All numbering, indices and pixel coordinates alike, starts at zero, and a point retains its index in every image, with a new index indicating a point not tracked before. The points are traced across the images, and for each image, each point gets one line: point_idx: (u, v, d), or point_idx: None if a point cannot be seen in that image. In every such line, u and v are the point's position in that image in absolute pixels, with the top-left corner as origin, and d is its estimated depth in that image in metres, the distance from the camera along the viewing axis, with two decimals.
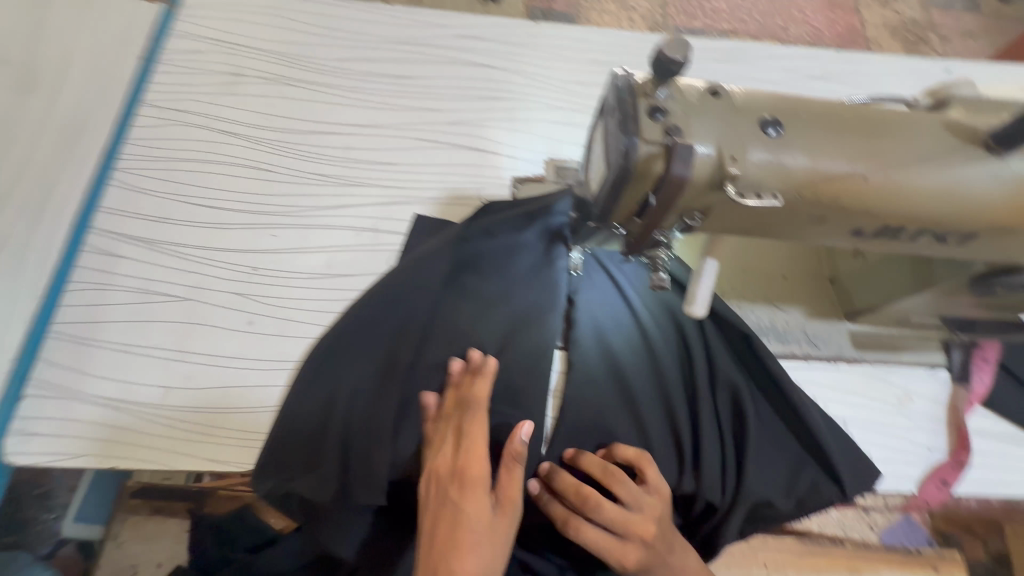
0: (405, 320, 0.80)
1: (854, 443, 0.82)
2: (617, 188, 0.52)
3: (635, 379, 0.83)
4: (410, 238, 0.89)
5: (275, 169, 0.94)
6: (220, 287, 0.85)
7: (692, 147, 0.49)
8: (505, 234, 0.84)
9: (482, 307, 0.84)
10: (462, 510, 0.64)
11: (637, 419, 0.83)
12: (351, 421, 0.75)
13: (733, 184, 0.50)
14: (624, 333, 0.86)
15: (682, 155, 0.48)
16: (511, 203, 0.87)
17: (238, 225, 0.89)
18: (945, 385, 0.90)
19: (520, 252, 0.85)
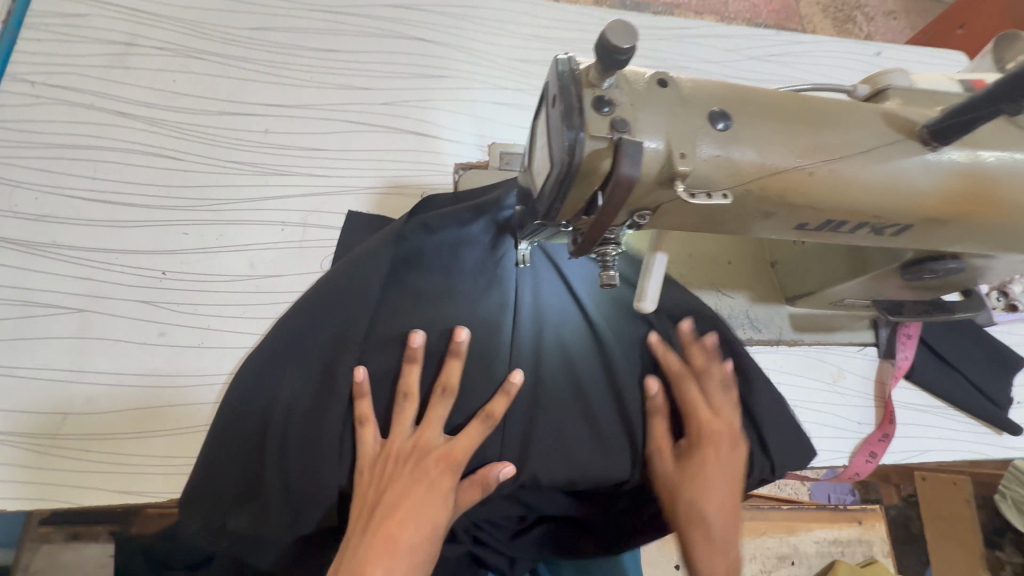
0: (346, 319, 0.73)
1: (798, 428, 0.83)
2: (561, 185, 0.49)
3: (586, 373, 0.82)
4: (343, 233, 0.82)
5: (182, 156, 0.82)
6: (123, 295, 0.74)
7: (640, 144, 0.44)
8: (449, 229, 0.80)
9: (430, 303, 0.79)
10: (434, 493, 0.65)
11: (589, 416, 0.80)
12: (289, 432, 0.68)
13: (682, 182, 0.47)
14: (572, 328, 0.84)
15: (630, 154, 0.44)
16: (452, 198, 0.84)
17: (139, 223, 0.78)
18: (874, 362, 0.95)
19: (466, 246, 0.82)
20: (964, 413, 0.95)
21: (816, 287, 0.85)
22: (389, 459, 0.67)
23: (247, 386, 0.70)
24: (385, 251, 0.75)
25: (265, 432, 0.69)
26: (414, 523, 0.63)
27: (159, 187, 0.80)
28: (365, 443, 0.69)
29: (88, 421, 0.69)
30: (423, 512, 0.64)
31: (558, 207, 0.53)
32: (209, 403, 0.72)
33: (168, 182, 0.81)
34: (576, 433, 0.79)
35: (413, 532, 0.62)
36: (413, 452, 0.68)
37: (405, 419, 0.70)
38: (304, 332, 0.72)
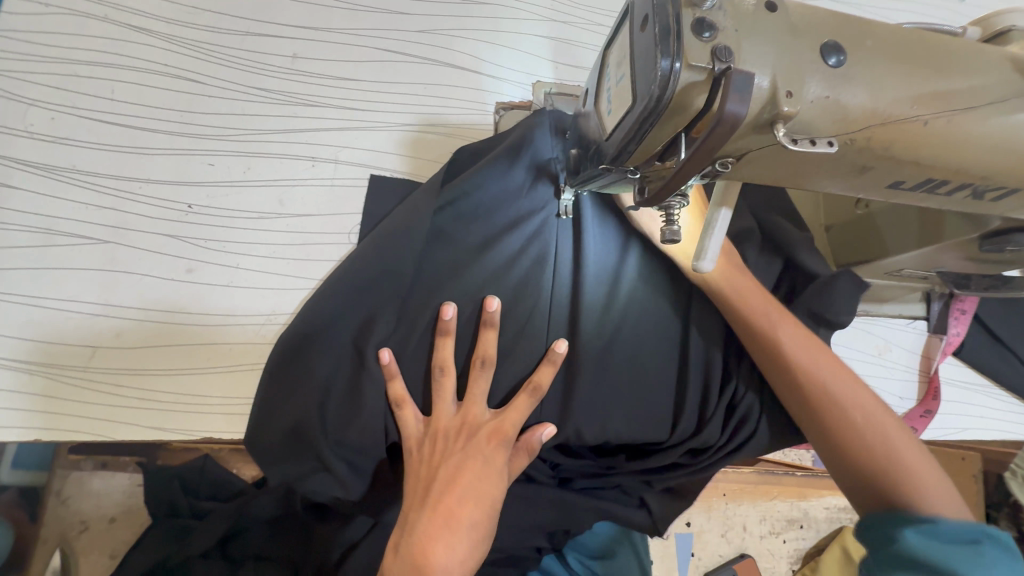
0: (383, 283, 0.70)
1: None
2: (642, 125, 0.44)
3: (630, 337, 0.83)
4: (379, 180, 0.78)
5: (204, 79, 0.76)
6: (147, 227, 0.70)
7: (751, 76, 0.38)
8: (487, 182, 0.76)
9: (463, 273, 0.77)
10: (485, 466, 0.71)
11: (627, 378, 0.83)
12: (329, 404, 0.70)
13: (783, 126, 0.42)
14: (609, 285, 0.83)
15: (738, 89, 0.38)
16: (489, 143, 0.79)
17: (161, 150, 0.73)
18: (921, 336, 0.91)
19: (499, 204, 0.78)
20: (1009, 392, 0.91)
21: (874, 254, 0.80)
22: (438, 437, 0.72)
23: (279, 361, 0.69)
24: (420, 216, 0.72)
25: (304, 409, 0.69)
26: (472, 491, 0.69)
27: (181, 112, 0.75)
28: (406, 423, 0.72)
29: (116, 355, 0.67)
30: (480, 487, 0.69)
31: (630, 151, 0.48)
32: (241, 344, 0.70)
33: (190, 107, 0.75)
34: (610, 397, 0.82)
35: (469, 506, 0.68)
36: (461, 431, 0.73)
37: (445, 395, 0.73)
38: (337, 305, 0.70)
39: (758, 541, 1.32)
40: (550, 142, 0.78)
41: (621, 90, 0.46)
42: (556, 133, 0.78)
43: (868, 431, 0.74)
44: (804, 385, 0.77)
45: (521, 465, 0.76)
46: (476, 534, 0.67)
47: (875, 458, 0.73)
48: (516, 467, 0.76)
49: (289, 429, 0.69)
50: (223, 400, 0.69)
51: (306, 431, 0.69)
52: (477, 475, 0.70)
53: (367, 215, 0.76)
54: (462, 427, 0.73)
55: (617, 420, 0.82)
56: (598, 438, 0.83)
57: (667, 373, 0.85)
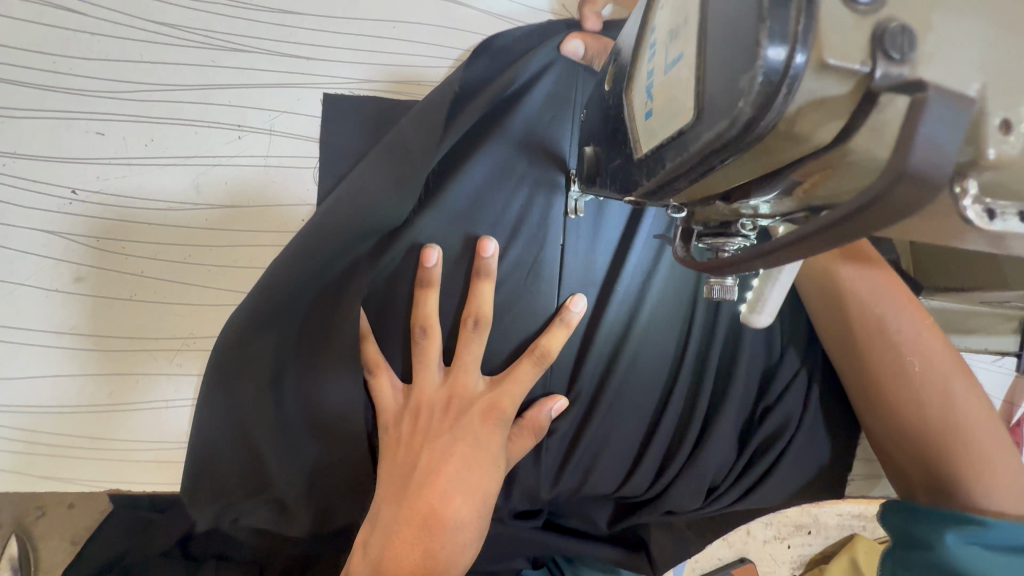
0: (348, 221, 0.50)
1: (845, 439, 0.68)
2: (707, 163, 0.25)
3: (626, 367, 0.61)
4: (332, 124, 0.58)
5: (84, 9, 0.55)
6: (18, 221, 0.53)
7: (967, 103, 0.18)
8: (494, 94, 0.56)
9: (461, 213, 0.56)
10: (482, 449, 0.52)
11: (615, 412, 0.62)
12: (285, 385, 0.53)
13: (977, 188, 0.22)
14: (640, 308, 0.61)
15: (939, 130, 0.17)
16: (492, 43, 0.59)
17: (29, 113, 0.54)
18: (1008, 376, 0.74)
19: (488, 153, 0.56)
20: None
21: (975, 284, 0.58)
22: (419, 411, 0.54)
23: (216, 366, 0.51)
24: (409, 133, 0.52)
25: (262, 420, 0.53)
26: (457, 485, 0.50)
27: (53, 57, 0.54)
28: (381, 396, 0.55)
29: None
30: (473, 475, 0.51)
31: (679, 188, 0.29)
32: (148, 375, 0.55)
33: (65, 50, 0.55)
34: (623, 432, 0.64)
35: (463, 505, 0.49)
36: (448, 407, 0.54)
37: (428, 361, 0.54)
38: (295, 288, 0.50)
39: (760, 547, 1.24)
40: (557, 85, 0.58)
41: (672, 87, 0.27)
42: (572, 67, 0.59)
43: (953, 418, 0.55)
44: (872, 349, 0.58)
45: (522, 449, 0.57)
46: (465, 534, 0.49)
47: (958, 453, 0.54)
48: (515, 452, 0.56)
49: (240, 445, 0.54)
50: (128, 445, 0.55)
51: (264, 445, 0.54)
52: (471, 461, 0.51)
53: (325, 150, 0.58)
54: (450, 400, 0.54)
55: (618, 460, 0.64)
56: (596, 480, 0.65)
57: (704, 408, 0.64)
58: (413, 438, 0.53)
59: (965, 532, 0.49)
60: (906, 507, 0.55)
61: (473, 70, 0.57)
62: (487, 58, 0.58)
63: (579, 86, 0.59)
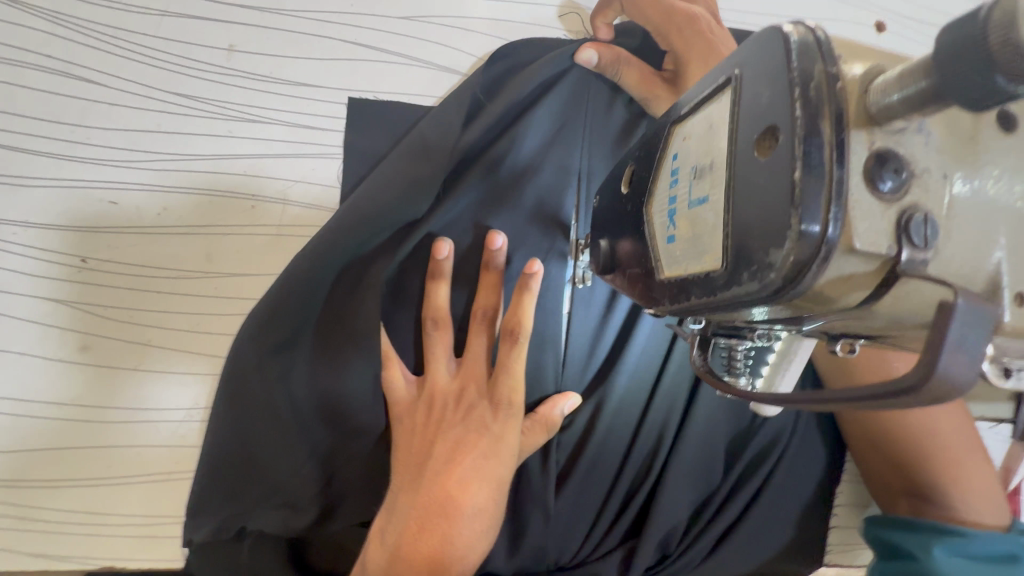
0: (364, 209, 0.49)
1: (823, 503, 0.68)
2: (736, 306, 0.26)
3: (603, 424, 0.61)
4: (352, 133, 0.59)
5: (104, 79, 0.56)
6: (27, 289, 0.53)
7: (989, 307, 0.19)
8: (522, 92, 0.54)
9: (476, 212, 0.55)
10: (496, 438, 0.51)
11: (595, 468, 0.62)
12: (296, 375, 0.51)
13: (995, 352, 0.23)
14: (644, 377, 0.62)
15: (963, 332, 0.19)
16: (516, 46, 0.57)
17: (45, 181, 0.54)
18: (1005, 443, 0.75)
19: (473, 184, 0.54)
20: None
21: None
22: (429, 403, 0.53)
23: (225, 379, 0.50)
24: (439, 133, 0.53)
25: (276, 420, 0.51)
26: (471, 472, 0.49)
27: (72, 127, 0.55)
28: (392, 385, 0.53)
29: None
30: (488, 462, 0.50)
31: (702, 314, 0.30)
32: (148, 448, 0.54)
33: (83, 120, 0.55)
34: (606, 489, 0.62)
35: (480, 490, 0.49)
36: (460, 397, 0.54)
37: (440, 352, 0.54)
38: (315, 279, 0.49)
39: None
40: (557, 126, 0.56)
41: (698, 225, 0.28)
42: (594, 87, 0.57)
43: (930, 428, 0.55)
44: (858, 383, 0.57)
45: (534, 444, 0.55)
46: (482, 520, 0.48)
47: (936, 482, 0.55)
48: (528, 446, 0.55)
49: (251, 449, 0.51)
50: (125, 519, 0.53)
51: (278, 443, 0.51)
52: (486, 447, 0.51)
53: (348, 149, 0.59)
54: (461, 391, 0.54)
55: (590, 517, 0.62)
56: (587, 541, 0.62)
57: (703, 468, 0.63)
58: (426, 427, 0.52)
59: (949, 544, 0.51)
60: (893, 522, 0.57)
61: (491, 74, 0.56)
62: (503, 63, 0.57)
63: (585, 120, 0.57)
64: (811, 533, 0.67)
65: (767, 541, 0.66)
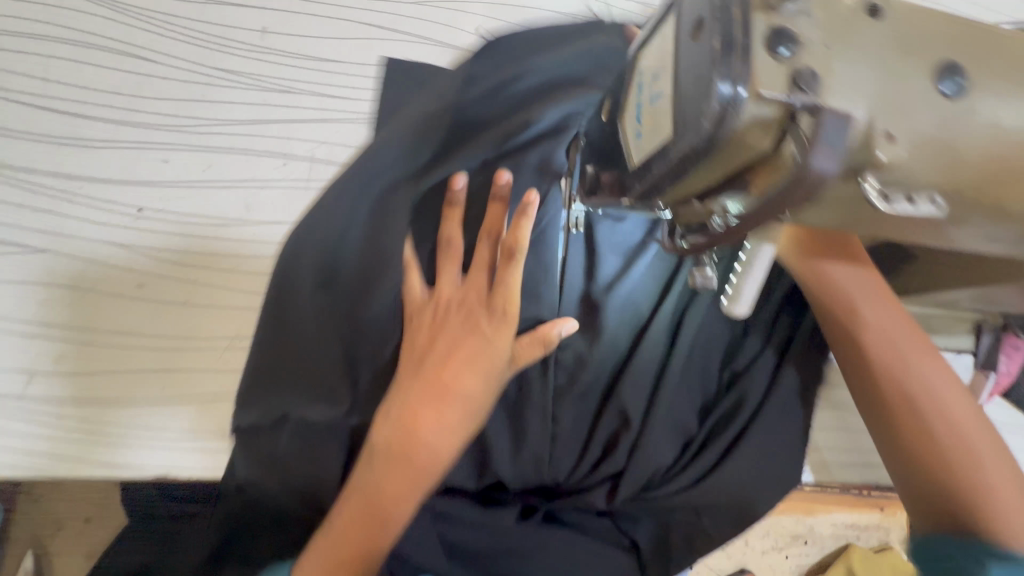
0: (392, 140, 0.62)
1: (801, 440, 0.71)
2: (685, 167, 0.33)
3: (597, 352, 0.68)
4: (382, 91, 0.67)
5: (155, 56, 0.64)
6: (90, 235, 0.61)
7: (846, 118, 0.27)
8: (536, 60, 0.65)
9: (477, 147, 0.61)
10: (491, 348, 0.58)
11: (588, 393, 0.69)
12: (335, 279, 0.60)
13: (874, 177, 0.31)
14: (632, 311, 0.70)
15: (830, 139, 0.27)
16: (530, 33, 0.69)
17: (106, 144, 0.62)
18: (967, 371, 0.82)
19: (485, 126, 0.63)
20: None
21: (987, 287, 0.63)
22: (437, 307, 0.60)
23: (274, 281, 0.61)
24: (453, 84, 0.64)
25: (310, 329, 0.59)
26: (467, 368, 0.58)
27: (128, 97, 0.63)
28: (410, 288, 0.60)
29: (58, 383, 0.58)
30: (483, 360, 0.58)
31: (663, 191, 0.38)
32: (198, 372, 0.61)
33: (138, 91, 0.63)
34: (599, 411, 0.69)
35: (474, 381, 0.57)
36: (461, 304, 0.60)
37: (451, 267, 0.60)
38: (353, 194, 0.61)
39: (759, 557, 1.27)
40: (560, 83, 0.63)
41: (657, 115, 0.35)
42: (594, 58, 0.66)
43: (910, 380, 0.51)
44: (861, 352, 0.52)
45: (532, 356, 0.59)
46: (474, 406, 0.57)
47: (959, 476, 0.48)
48: (523, 358, 0.59)
49: (288, 355, 0.59)
50: (179, 434, 0.60)
51: (312, 351, 0.59)
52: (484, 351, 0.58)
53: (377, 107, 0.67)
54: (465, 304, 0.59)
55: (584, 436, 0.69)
56: (580, 459, 0.70)
57: (688, 390, 0.71)
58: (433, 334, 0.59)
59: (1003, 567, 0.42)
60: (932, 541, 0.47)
61: (506, 46, 0.68)
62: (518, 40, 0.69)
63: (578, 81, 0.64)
64: (792, 464, 0.71)
65: (751, 470, 0.70)
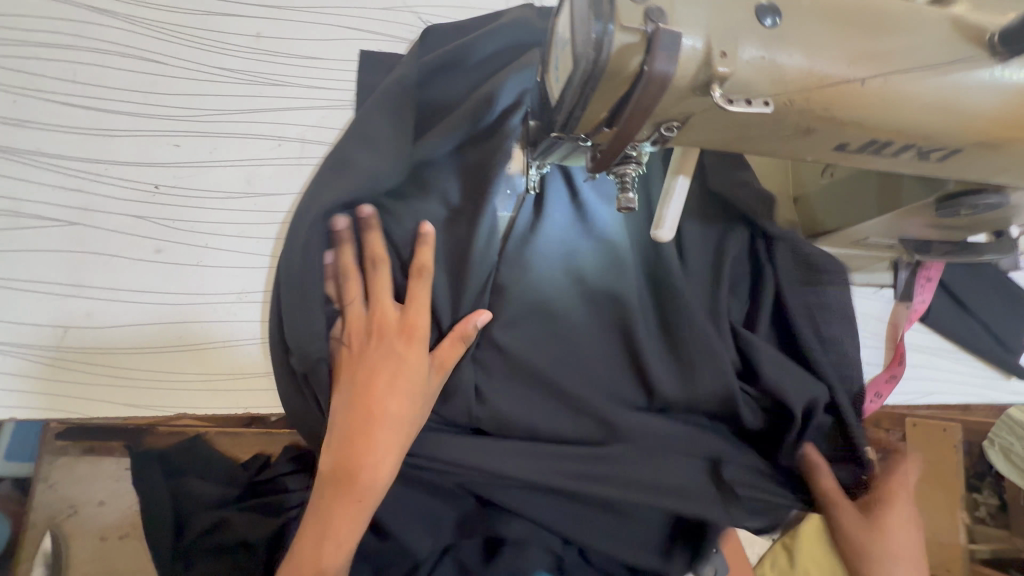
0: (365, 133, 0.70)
1: (797, 370, 0.80)
2: (587, 89, 0.44)
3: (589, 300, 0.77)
4: (361, 84, 0.79)
5: (166, 59, 0.76)
6: (113, 209, 0.71)
7: (678, 35, 0.40)
8: (485, 46, 0.76)
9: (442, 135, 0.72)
10: (409, 366, 0.65)
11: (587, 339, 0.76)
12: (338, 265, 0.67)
13: (720, 86, 0.43)
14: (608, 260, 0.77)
15: (666, 48, 0.40)
16: (479, 19, 0.81)
17: (126, 133, 0.73)
18: (888, 303, 0.93)
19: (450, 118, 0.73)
20: (975, 356, 0.94)
21: (878, 215, 0.75)
22: (351, 337, 0.66)
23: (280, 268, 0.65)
24: (410, 75, 0.74)
25: (307, 277, 0.64)
26: (399, 420, 0.63)
27: (144, 94, 0.74)
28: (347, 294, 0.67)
29: (90, 335, 0.68)
30: (402, 380, 0.64)
31: (577, 118, 0.48)
32: (210, 321, 0.70)
33: (153, 89, 0.74)
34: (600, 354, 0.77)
35: (405, 400, 0.64)
36: (371, 333, 0.66)
37: (375, 291, 0.67)
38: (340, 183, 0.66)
39: None
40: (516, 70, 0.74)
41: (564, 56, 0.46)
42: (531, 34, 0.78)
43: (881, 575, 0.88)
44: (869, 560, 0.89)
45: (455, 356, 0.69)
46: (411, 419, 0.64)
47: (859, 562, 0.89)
48: (446, 357, 0.68)
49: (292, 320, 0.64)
50: (195, 377, 0.69)
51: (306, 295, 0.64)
52: (406, 373, 0.65)
53: (358, 90, 0.79)
54: (376, 328, 0.66)
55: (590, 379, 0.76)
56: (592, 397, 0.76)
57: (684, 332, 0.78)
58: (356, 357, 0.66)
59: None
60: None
61: (453, 35, 0.80)
62: (465, 28, 0.80)
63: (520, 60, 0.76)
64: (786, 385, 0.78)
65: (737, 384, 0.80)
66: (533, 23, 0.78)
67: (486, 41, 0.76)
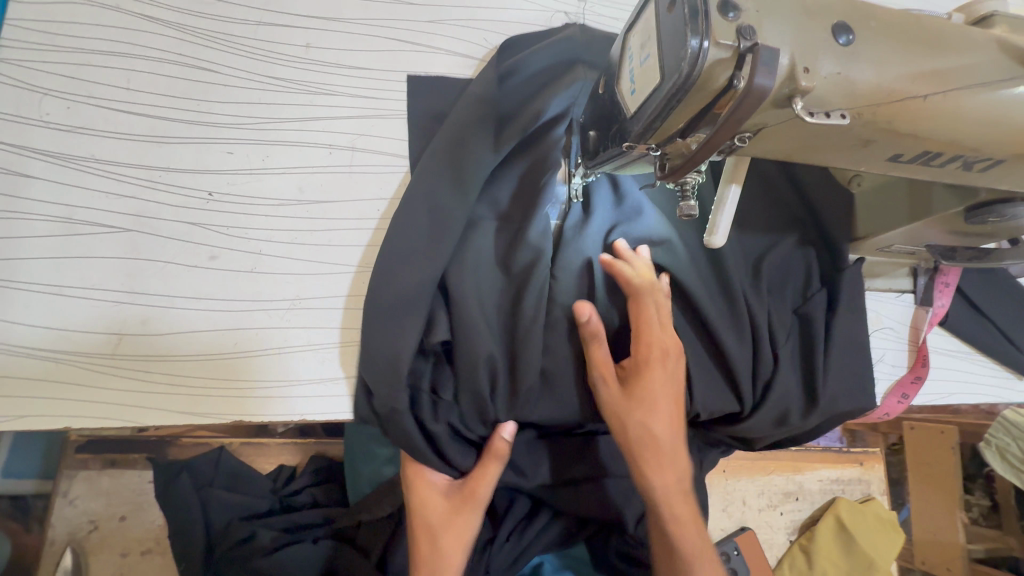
0: (436, 155, 0.74)
1: (835, 367, 0.87)
2: (673, 101, 0.46)
3: None
4: (411, 100, 0.81)
5: (218, 68, 0.76)
6: (167, 216, 0.71)
7: (775, 51, 0.43)
8: (535, 65, 0.80)
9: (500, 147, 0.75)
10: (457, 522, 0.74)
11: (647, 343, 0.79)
12: (408, 277, 0.70)
13: (802, 99, 0.46)
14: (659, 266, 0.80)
15: (766, 63, 0.42)
16: (528, 37, 0.84)
17: (179, 140, 0.73)
18: (909, 308, 0.97)
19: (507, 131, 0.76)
20: (990, 358, 0.98)
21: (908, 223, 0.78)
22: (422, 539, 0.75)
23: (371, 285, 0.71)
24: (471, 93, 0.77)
25: (395, 307, 0.69)
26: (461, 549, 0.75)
27: (197, 102, 0.75)
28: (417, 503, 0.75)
29: (145, 343, 0.67)
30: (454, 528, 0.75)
31: (654, 129, 0.50)
32: (264, 328, 0.70)
33: (205, 97, 0.75)
34: None
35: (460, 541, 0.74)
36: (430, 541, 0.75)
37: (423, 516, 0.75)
38: (418, 206, 0.72)
39: (757, 514, 1.25)
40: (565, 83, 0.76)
41: (646, 70, 0.48)
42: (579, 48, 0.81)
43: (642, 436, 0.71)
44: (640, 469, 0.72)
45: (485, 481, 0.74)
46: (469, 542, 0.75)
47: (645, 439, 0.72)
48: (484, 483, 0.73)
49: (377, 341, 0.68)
50: (250, 384, 0.69)
51: (398, 338, 0.68)
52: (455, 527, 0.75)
53: (408, 103, 0.81)
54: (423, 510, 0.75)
55: None
56: None
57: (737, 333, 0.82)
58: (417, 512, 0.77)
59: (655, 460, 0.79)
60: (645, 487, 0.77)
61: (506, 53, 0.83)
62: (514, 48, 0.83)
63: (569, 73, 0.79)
64: (822, 378, 0.86)
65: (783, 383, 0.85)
66: (581, 40, 0.81)
67: (533, 60, 0.80)
